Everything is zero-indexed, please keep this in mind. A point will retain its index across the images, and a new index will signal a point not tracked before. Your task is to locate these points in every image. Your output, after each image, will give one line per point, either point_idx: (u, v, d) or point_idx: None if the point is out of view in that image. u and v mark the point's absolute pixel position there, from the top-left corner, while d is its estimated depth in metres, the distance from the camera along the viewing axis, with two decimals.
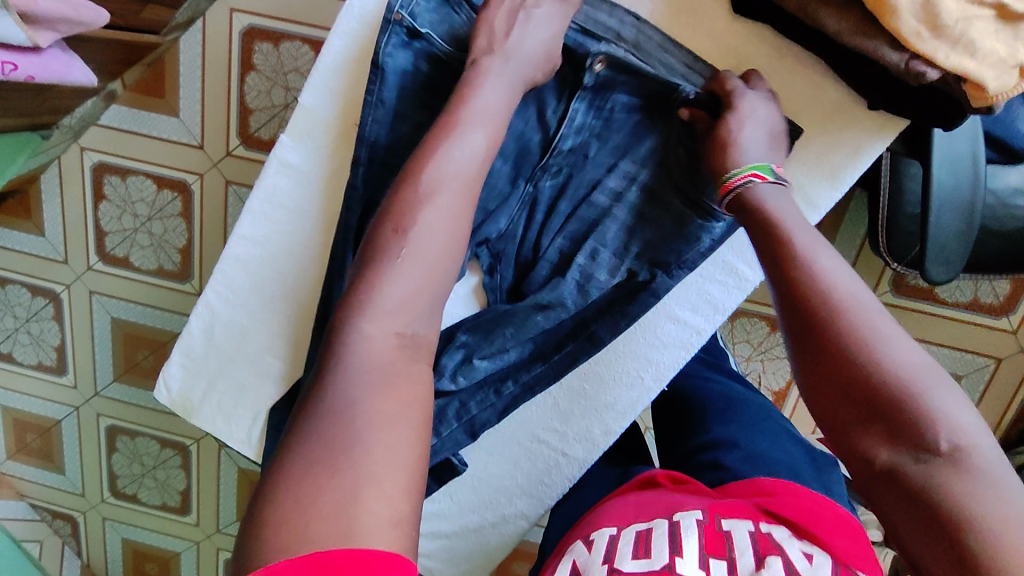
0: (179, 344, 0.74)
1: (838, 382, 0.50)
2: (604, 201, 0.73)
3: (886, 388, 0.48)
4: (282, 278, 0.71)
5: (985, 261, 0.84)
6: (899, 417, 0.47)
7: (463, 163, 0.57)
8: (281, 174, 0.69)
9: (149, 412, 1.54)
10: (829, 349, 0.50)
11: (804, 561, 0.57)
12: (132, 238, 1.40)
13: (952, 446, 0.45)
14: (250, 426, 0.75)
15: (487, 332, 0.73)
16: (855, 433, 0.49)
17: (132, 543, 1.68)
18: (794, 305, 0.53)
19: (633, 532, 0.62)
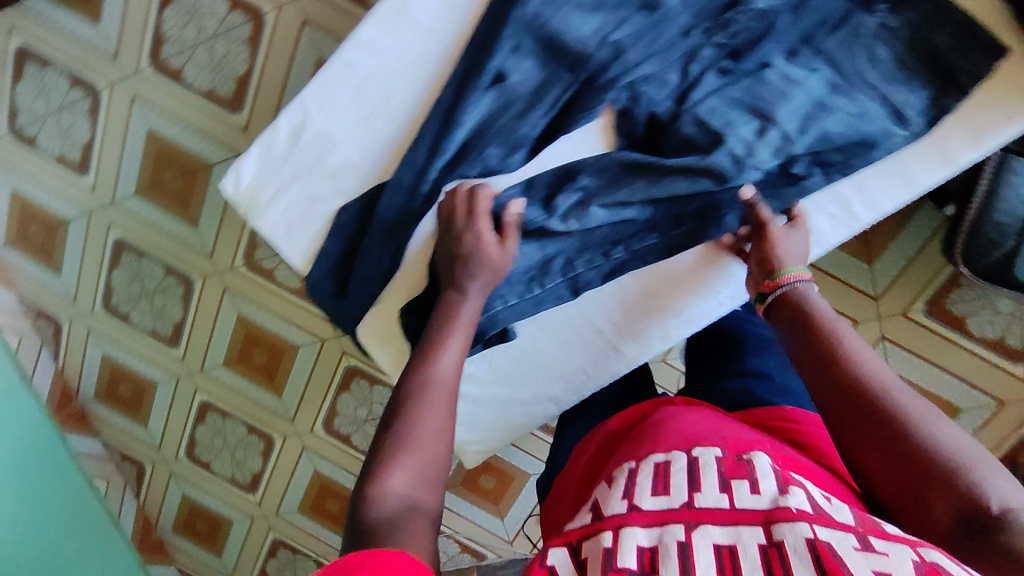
0: (262, 138, 0.85)
1: (907, 463, 0.63)
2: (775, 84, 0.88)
3: (942, 462, 0.61)
4: (388, 106, 0.86)
5: None
6: (954, 486, 0.60)
7: (450, 368, 0.76)
8: (404, 21, 0.86)
9: (162, 236, 1.50)
10: (879, 436, 0.65)
11: (823, 498, 0.63)
12: (192, 52, 1.34)
13: (1001, 510, 0.57)
14: (311, 235, 0.88)
15: (611, 180, 0.87)
16: (927, 506, 0.61)
17: (111, 360, 1.68)
18: (845, 396, 0.69)
19: (652, 464, 0.72)
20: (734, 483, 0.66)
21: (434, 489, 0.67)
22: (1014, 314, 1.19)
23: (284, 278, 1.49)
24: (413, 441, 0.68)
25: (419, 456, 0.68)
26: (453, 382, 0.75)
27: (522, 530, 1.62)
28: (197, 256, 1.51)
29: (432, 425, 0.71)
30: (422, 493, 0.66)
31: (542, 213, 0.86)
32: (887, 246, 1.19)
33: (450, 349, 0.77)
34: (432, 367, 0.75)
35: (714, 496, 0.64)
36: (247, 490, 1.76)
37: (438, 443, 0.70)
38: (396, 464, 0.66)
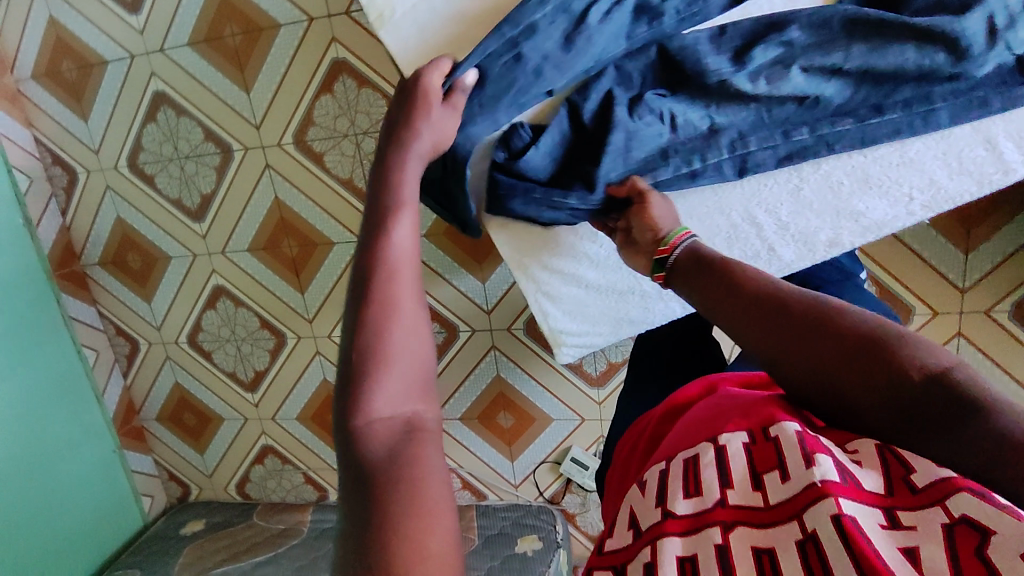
0: None
1: (829, 369, 0.54)
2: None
3: (866, 334, 0.52)
4: None
5: None
6: (881, 371, 0.51)
7: (405, 253, 0.56)
8: None
9: (209, 96, 1.38)
10: (800, 355, 0.55)
11: (855, 465, 0.52)
12: None
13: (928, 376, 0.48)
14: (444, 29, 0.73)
15: (826, 40, 0.70)
16: (867, 410, 0.52)
17: (125, 224, 1.56)
18: (765, 321, 0.58)
19: (682, 463, 0.59)
20: (765, 481, 0.54)
21: (426, 393, 0.51)
22: None
23: (333, 167, 1.38)
24: (392, 357, 0.51)
25: (409, 374, 0.50)
26: (416, 270, 0.56)
27: (529, 475, 1.55)
28: (244, 125, 1.39)
29: (410, 316, 0.53)
30: (415, 403, 0.50)
31: (729, 65, 0.71)
32: (991, 233, 1.12)
33: (403, 227, 0.57)
34: (389, 258, 0.55)
35: (745, 493, 0.54)
36: (246, 389, 1.66)
37: (416, 340, 0.52)
38: (381, 377, 0.50)
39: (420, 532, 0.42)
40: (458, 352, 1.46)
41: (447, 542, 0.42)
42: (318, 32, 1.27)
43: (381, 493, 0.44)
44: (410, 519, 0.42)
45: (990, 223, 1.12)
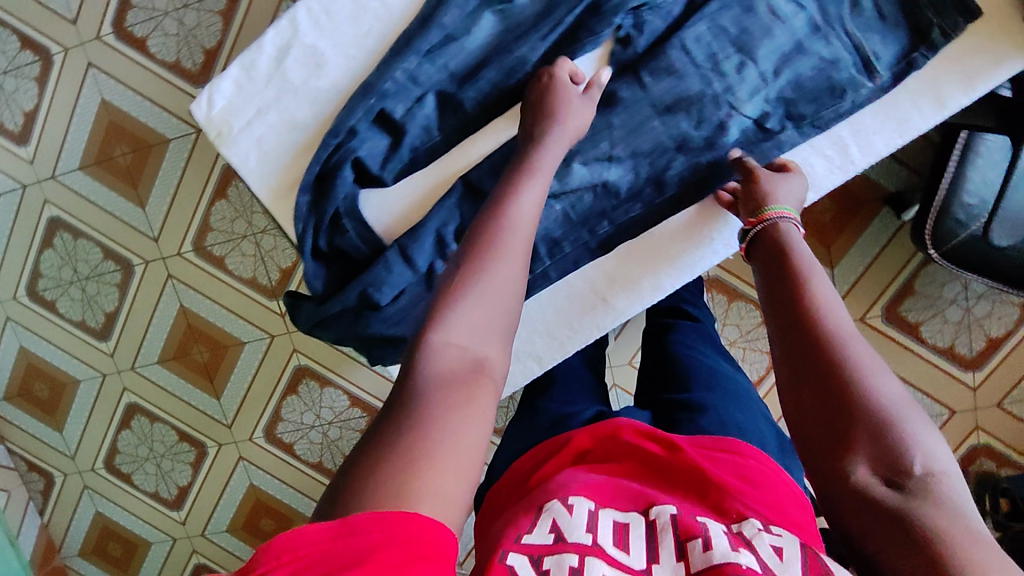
0: (241, 56, 0.66)
1: (834, 404, 0.54)
2: (769, 22, 0.77)
3: (874, 400, 0.53)
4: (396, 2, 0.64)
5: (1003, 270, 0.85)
6: (878, 434, 0.51)
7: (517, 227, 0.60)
8: None
9: (104, 214, 1.40)
10: (827, 379, 0.56)
11: (775, 555, 0.53)
12: (159, 21, 1.27)
13: (925, 472, 0.49)
14: (286, 171, 0.68)
15: (595, 134, 0.79)
16: (844, 460, 0.52)
17: (29, 354, 1.52)
18: (803, 333, 0.60)
19: (609, 519, 0.57)
20: (690, 549, 0.53)
21: (500, 341, 0.56)
22: (960, 323, 1.23)
23: (235, 268, 1.40)
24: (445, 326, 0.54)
25: (467, 336, 0.54)
26: (527, 248, 0.60)
27: (472, 549, 1.51)
28: (142, 239, 1.40)
29: (503, 283, 0.56)
30: (488, 343, 0.55)
31: None
32: (848, 248, 1.22)
33: (533, 187, 0.62)
34: (508, 219, 0.59)
35: (671, 566, 0.53)
36: (171, 507, 1.60)
37: (472, 323, 0.54)
38: (467, 296, 0.55)
39: (414, 470, 0.45)
40: None
41: (451, 488, 0.46)
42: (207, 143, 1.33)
43: (411, 394, 0.50)
44: (396, 469, 0.45)
45: (845, 237, 1.21)
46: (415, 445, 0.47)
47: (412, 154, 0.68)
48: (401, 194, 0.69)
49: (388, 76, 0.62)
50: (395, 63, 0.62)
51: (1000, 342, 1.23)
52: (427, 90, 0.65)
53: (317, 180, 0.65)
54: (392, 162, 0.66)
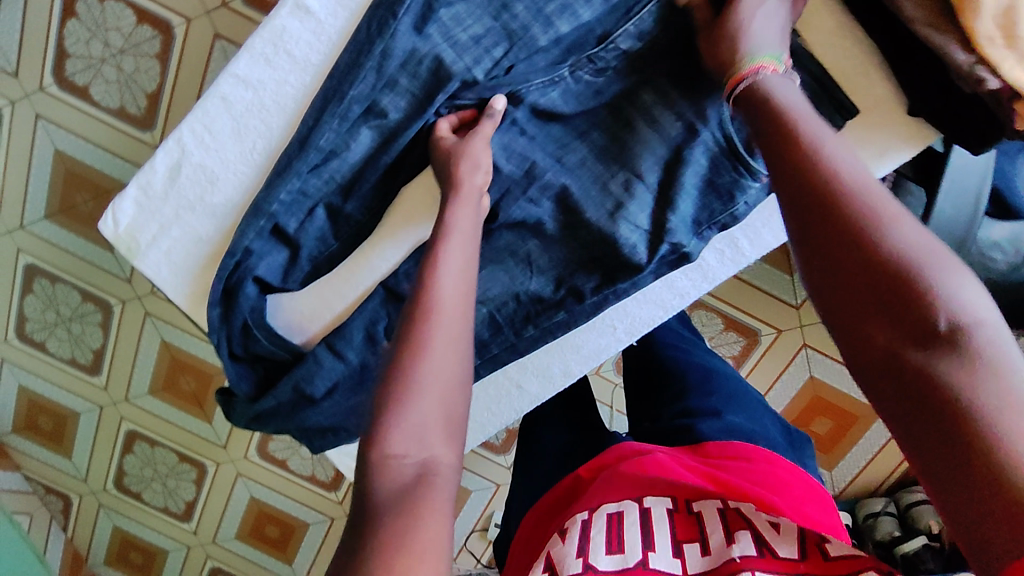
0: (137, 177, 0.68)
1: (842, 249, 0.40)
2: (634, 119, 0.63)
3: (889, 253, 0.38)
4: (273, 125, 0.63)
5: None
6: (902, 293, 0.37)
7: (450, 285, 0.52)
8: (267, 64, 0.61)
9: (76, 260, 1.43)
10: (827, 225, 0.41)
11: (772, 527, 0.56)
12: (97, 69, 1.26)
13: (951, 323, 0.36)
14: (196, 277, 0.71)
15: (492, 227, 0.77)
16: (859, 330, 0.39)
17: (29, 391, 1.59)
18: (791, 175, 0.43)
19: (603, 517, 0.59)
20: (686, 548, 0.56)
21: (451, 435, 0.46)
22: None
23: None
24: (406, 403, 0.46)
25: (423, 420, 0.46)
26: (464, 310, 0.51)
27: (464, 545, 1.57)
28: (115, 280, 1.44)
29: (441, 366, 0.48)
30: (437, 441, 0.45)
31: None
32: None
33: (452, 255, 0.54)
34: (434, 300, 0.50)
35: (667, 558, 0.55)
36: (182, 519, 1.70)
37: (433, 402, 0.46)
38: (406, 401, 0.45)
39: (403, 571, 0.38)
40: None
41: None
42: None
43: (375, 526, 0.41)
44: (378, 574, 0.38)
45: None
46: (395, 548, 0.39)
47: (314, 264, 0.68)
48: (308, 300, 0.71)
49: (274, 200, 0.62)
50: (279, 186, 0.61)
51: None
52: (315, 204, 0.64)
53: (223, 296, 0.66)
54: (294, 273, 0.67)
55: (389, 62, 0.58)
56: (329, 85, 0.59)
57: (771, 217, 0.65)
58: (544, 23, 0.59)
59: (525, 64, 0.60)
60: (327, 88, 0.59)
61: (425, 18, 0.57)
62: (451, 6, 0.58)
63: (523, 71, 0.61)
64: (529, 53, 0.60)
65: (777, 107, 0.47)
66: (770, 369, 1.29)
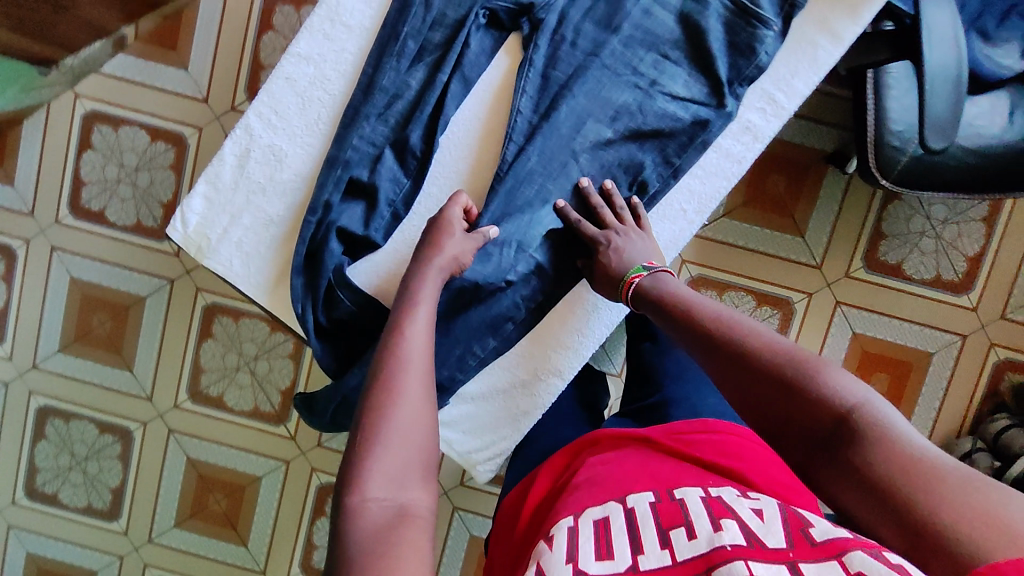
0: (206, 172, 0.70)
1: (749, 398, 0.54)
2: (649, 5, 0.68)
3: (787, 367, 0.52)
4: (332, 90, 0.69)
5: (945, 173, 0.91)
6: (807, 399, 0.50)
7: (417, 342, 0.55)
8: (322, 35, 0.68)
9: (92, 389, 1.37)
10: (740, 368, 0.54)
11: (757, 517, 0.48)
12: (113, 190, 1.32)
13: (853, 409, 0.48)
14: (271, 263, 0.71)
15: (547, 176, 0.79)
16: (784, 441, 0.52)
17: (38, 558, 1.42)
18: (705, 345, 0.57)
19: (588, 521, 0.51)
20: (675, 536, 0.47)
21: (426, 479, 0.49)
22: (937, 250, 1.25)
23: (235, 403, 1.36)
24: (382, 442, 0.49)
25: (394, 466, 0.48)
26: (429, 361, 0.54)
27: None
28: (135, 401, 1.37)
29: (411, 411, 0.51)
30: (413, 487, 0.48)
31: None
32: (811, 212, 1.25)
33: (422, 314, 0.57)
34: (401, 354, 0.53)
35: (657, 554, 0.46)
36: None
37: (408, 441, 0.49)
38: (378, 443, 0.49)
39: None
40: None
41: None
42: (180, 289, 1.33)
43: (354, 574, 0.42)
44: None
45: (805, 199, 1.25)
46: None
47: (392, 209, 0.69)
48: (387, 259, 0.70)
49: (348, 145, 0.67)
50: (351, 134, 0.67)
51: (980, 258, 1.25)
52: (382, 149, 0.68)
53: (307, 260, 0.68)
54: (375, 220, 0.68)
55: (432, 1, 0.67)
56: (384, 33, 0.67)
57: (798, 62, 0.67)
58: None
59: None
60: (382, 38, 0.67)
61: None
62: None
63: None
64: None
65: (671, 303, 0.62)
66: (813, 335, 1.28)
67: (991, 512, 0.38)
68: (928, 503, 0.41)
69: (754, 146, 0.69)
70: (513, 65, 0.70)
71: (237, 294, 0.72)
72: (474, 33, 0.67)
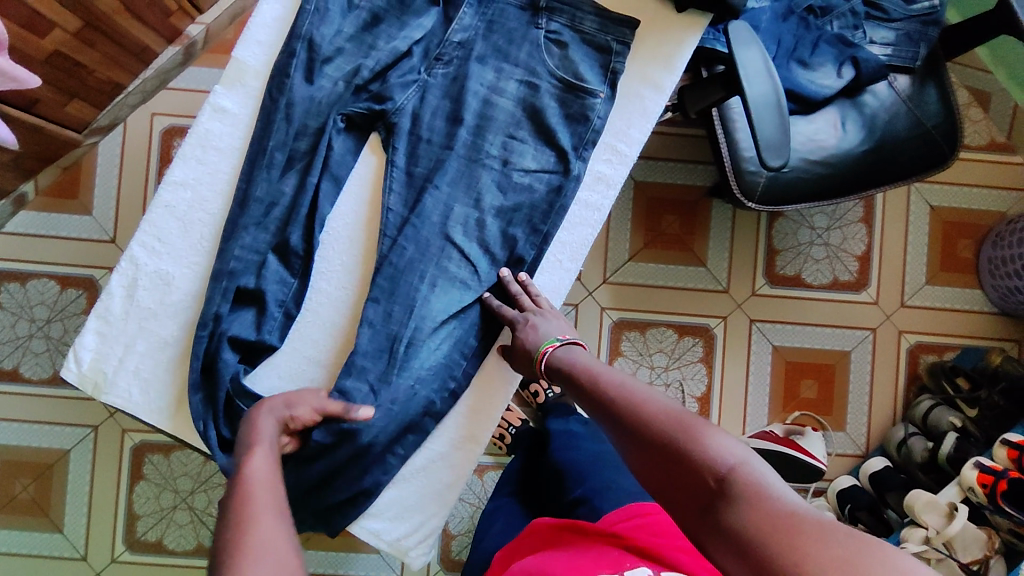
0: (96, 308, 0.72)
1: (646, 467, 0.57)
2: (487, 94, 0.75)
3: (677, 430, 0.56)
4: (211, 210, 0.73)
5: (798, 185, 1.00)
6: (692, 462, 0.54)
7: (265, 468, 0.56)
8: (193, 162, 0.73)
9: (20, 561, 1.28)
10: (636, 434, 0.58)
11: None
12: (25, 346, 1.29)
13: (731, 471, 0.52)
14: (172, 385, 0.72)
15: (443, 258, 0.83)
16: (675, 503, 0.54)
17: None
18: (608, 416, 0.62)
19: None
20: None
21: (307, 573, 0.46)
22: (829, 256, 1.35)
23: (178, 544, 1.29)
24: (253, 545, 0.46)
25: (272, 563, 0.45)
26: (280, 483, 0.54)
27: None
28: (68, 565, 1.27)
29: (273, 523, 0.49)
30: None
31: None
32: (707, 242, 1.34)
33: (263, 450, 0.58)
34: (251, 478, 0.53)
35: None
36: None
37: (280, 542, 0.47)
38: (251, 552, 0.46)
39: None
40: None
41: None
42: (106, 434, 1.29)
43: None
44: None
45: (700, 231, 1.33)
46: None
47: (283, 309, 0.71)
48: (283, 359, 0.72)
49: (230, 258, 0.69)
50: (232, 246, 0.70)
51: (869, 255, 1.35)
52: (265, 255, 0.71)
53: (204, 373, 0.69)
54: (267, 323, 0.71)
55: (291, 116, 0.72)
56: (252, 151, 0.72)
57: (631, 115, 0.75)
58: (397, 41, 0.74)
59: (394, 87, 0.73)
60: (251, 155, 0.72)
61: (311, 69, 0.72)
62: (331, 61, 0.73)
63: (396, 91, 0.73)
64: (394, 77, 0.74)
65: (575, 376, 0.66)
66: (737, 356, 1.33)
67: (849, 560, 0.42)
68: (788, 556, 0.44)
69: (610, 193, 0.75)
70: (378, 164, 0.75)
71: (141, 423, 0.72)
72: (336, 138, 0.73)
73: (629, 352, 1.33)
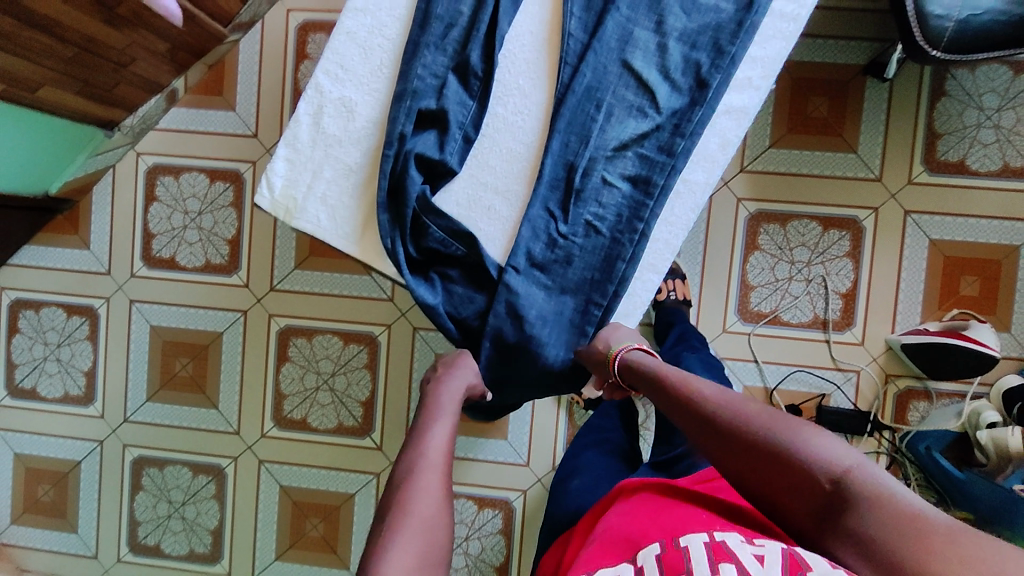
0: (284, 136, 0.75)
1: (748, 468, 0.58)
2: None
3: (776, 434, 0.56)
4: (389, 35, 0.75)
5: (988, 24, 0.89)
6: (798, 464, 0.54)
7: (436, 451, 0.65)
8: None
9: (181, 432, 1.39)
10: (733, 440, 0.59)
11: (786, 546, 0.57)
12: (180, 236, 1.38)
13: (844, 472, 0.51)
14: (356, 208, 0.75)
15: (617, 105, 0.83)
16: (792, 510, 0.54)
17: None
18: (701, 421, 0.63)
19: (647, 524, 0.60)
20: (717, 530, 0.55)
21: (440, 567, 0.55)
22: (999, 140, 1.21)
23: (320, 423, 1.35)
24: (410, 520, 0.57)
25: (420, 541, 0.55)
26: (449, 467, 0.64)
27: None
28: (223, 438, 1.38)
29: (432, 502, 0.59)
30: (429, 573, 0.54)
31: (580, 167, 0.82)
32: (860, 125, 1.24)
33: (439, 427, 0.68)
34: (426, 456, 0.63)
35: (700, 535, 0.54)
36: None
37: (436, 528, 0.57)
38: (398, 531, 0.56)
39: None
40: (522, 524, 1.35)
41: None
42: (255, 318, 1.36)
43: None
44: None
45: (850, 116, 1.24)
46: None
47: (463, 133, 0.75)
48: (466, 187, 0.76)
49: (415, 76, 0.73)
50: (415, 65, 0.73)
51: None
52: (446, 75, 0.74)
53: (389, 197, 0.73)
54: (449, 143, 0.74)
55: None
56: None
57: None
58: None
59: None
60: None
61: None
62: None
63: None
64: None
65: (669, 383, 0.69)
66: (889, 248, 1.24)
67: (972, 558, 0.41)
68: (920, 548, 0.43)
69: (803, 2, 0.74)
70: None
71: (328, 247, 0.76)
72: None
73: (767, 246, 1.27)
